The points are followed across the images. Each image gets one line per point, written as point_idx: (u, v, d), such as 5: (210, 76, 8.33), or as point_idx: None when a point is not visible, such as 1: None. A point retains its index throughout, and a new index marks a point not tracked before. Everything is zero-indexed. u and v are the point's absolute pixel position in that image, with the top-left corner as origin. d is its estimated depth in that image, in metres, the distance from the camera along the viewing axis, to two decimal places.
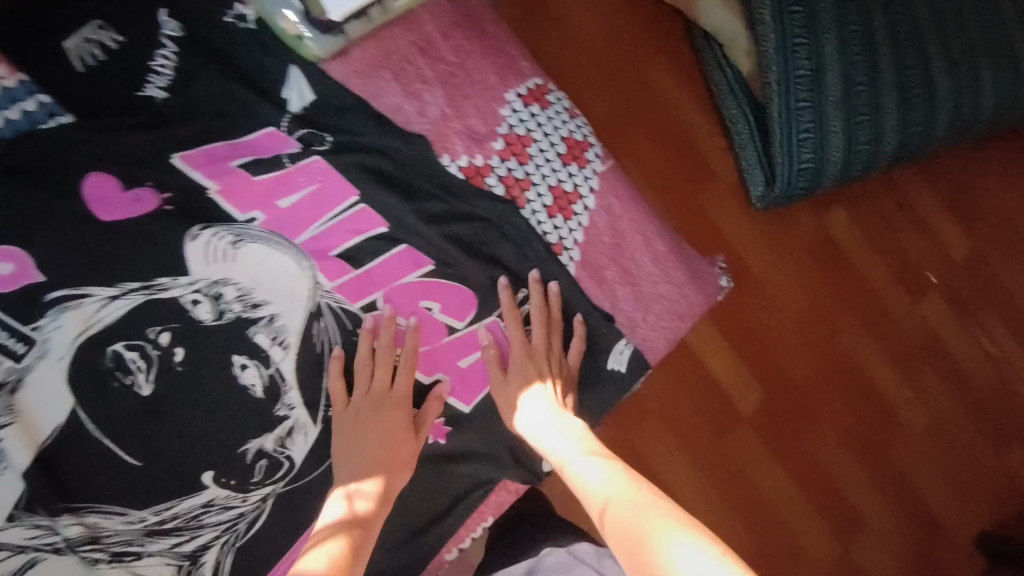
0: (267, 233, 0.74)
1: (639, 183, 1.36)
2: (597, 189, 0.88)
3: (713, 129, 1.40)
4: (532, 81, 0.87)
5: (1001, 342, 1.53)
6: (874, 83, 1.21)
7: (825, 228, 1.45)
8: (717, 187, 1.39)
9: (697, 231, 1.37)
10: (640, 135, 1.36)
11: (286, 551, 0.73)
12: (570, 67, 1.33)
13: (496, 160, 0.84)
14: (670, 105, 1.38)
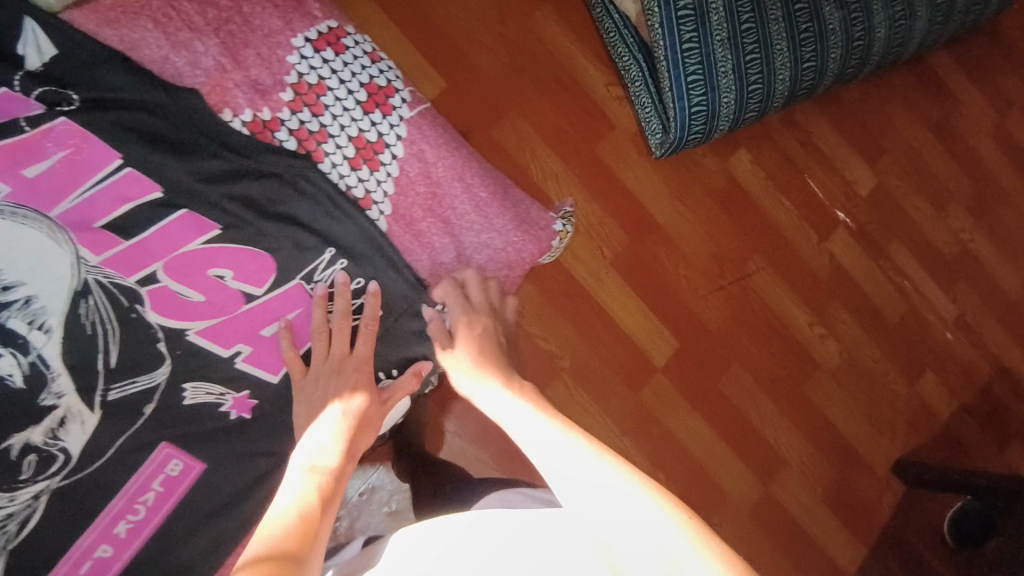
0: (11, 206, 0.66)
1: (520, 133, 1.29)
2: (406, 137, 0.82)
3: (594, 74, 1.34)
4: (324, 25, 0.80)
5: (910, 273, 1.52)
6: (760, 20, 1.21)
7: (730, 171, 1.41)
8: (603, 133, 1.33)
9: (586, 179, 1.32)
10: (517, 84, 1.29)
11: (70, 548, 0.68)
12: (435, 17, 1.26)
13: (285, 113, 0.77)
14: (551, 51, 1.31)
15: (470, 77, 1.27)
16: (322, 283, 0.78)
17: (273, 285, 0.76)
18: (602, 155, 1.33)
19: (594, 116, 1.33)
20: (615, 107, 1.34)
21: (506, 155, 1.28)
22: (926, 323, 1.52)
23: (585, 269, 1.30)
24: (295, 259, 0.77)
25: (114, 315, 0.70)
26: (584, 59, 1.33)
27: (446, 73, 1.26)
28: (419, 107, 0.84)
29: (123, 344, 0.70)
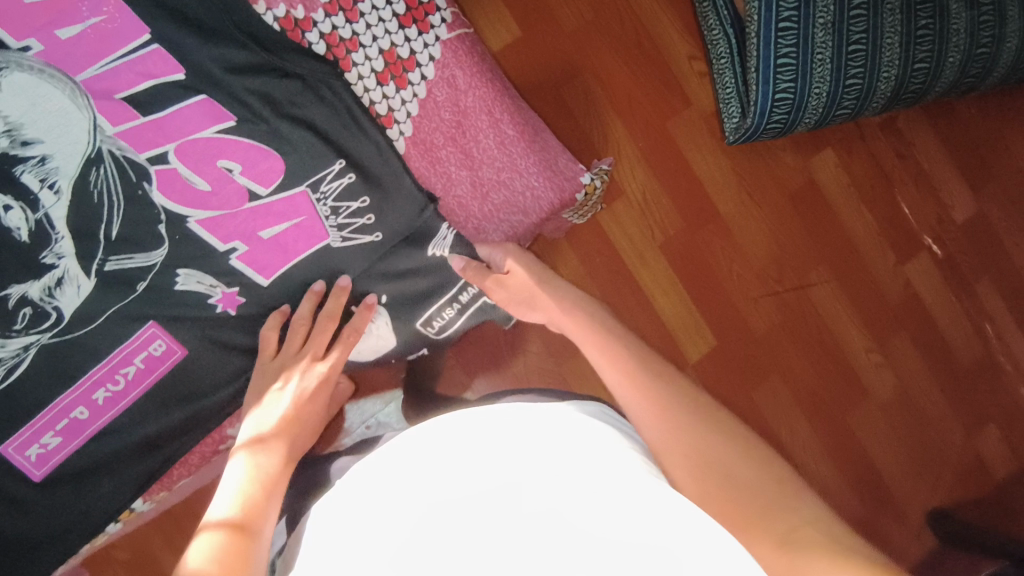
0: (39, 63, 0.68)
1: (582, 88, 1.23)
2: (438, 58, 0.80)
3: (672, 38, 1.25)
4: None
5: (996, 315, 1.36)
6: (874, 7, 1.07)
7: (810, 172, 1.30)
8: (675, 105, 1.25)
9: (645, 149, 1.24)
10: (586, 35, 1.22)
11: (49, 404, 0.70)
12: None
13: (320, 15, 0.75)
14: (628, 5, 1.23)
15: (547, 25, 1.21)
16: (326, 194, 0.77)
17: (277, 187, 0.75)
18: (671, 126, 1.25)
19: (666, 82, 1.25)
20: (695, 80, 1.26)
21: (567, 112, 1.22)
22: (1002, 374, 1.37)
23: (630, 245, 1.23)
24: (305, 166, 0.76)
25: (121, 188, 0.71)
26: (669, 22, 1.24)
27: (522, 16, 1.20)
28: (458, 31, 0.81)
29: (127, 218, 0.71)
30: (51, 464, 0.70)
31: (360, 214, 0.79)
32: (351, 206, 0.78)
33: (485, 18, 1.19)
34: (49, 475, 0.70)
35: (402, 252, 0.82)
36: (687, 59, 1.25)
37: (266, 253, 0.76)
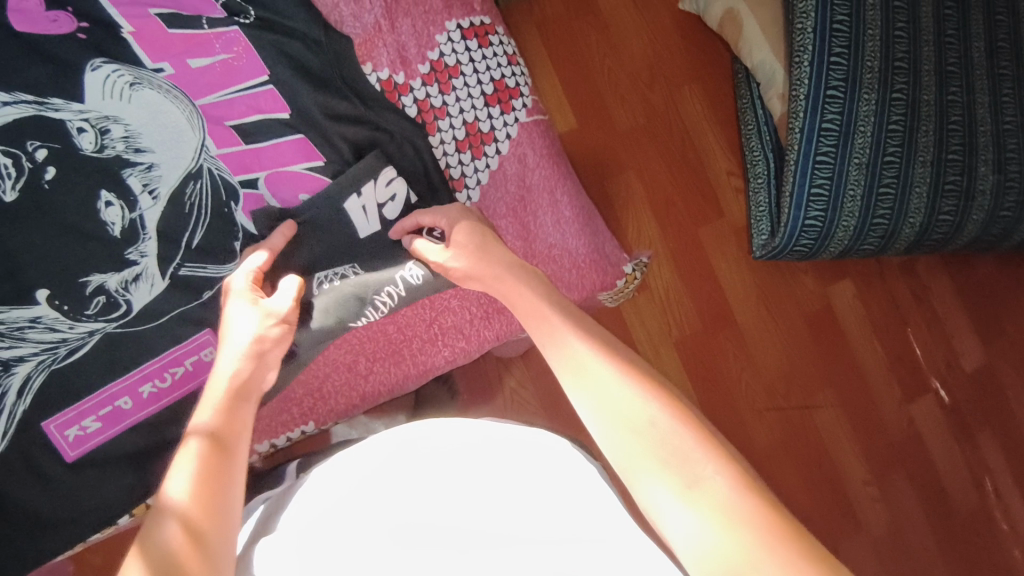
0: (168, 85, 0.76)
1: (624, 180, 1.32)
2: (514, 137, 0.88)
3: (718, 152, 1.34)
4: (478, 18, 0.87)
5: (996, 472, 1.33)
6: (907, 157, 1.14)
7: (827, 297, 1.35)
8: (708, 212, 1.33)
9: (677, 247, 1.32)
10: (637, 136, 1.33)
11: (96, 390, 0.73)
12: (583, 53, 1.33)
13: (417, 83, 0.84)
14: (681, 117, 1.34)
15: (602, 123, 1.32)
16: (372, 201, 0.79)
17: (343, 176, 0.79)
18: (702, 229, 1.33)
19: (704, 191, 1.34)
20: (730, 193, 1.34)
21: (607, 201, 1.32)
22: (997, 531, 1.32)
23: (645, 336, 1.28)
24: (373, 171, 0.79)
25: (212, 204, 0.77)
26: (715, 139, 1.34)
27: (580, 111, 1.32)
28: (536, 116, 0.89)
29: (208, 230, 0.77)
30: (86, 448, 0.73)
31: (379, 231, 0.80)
32: (385, 218, 0.80)
33: (551, 106, 1.31)
34: (81, 457, 0.73)
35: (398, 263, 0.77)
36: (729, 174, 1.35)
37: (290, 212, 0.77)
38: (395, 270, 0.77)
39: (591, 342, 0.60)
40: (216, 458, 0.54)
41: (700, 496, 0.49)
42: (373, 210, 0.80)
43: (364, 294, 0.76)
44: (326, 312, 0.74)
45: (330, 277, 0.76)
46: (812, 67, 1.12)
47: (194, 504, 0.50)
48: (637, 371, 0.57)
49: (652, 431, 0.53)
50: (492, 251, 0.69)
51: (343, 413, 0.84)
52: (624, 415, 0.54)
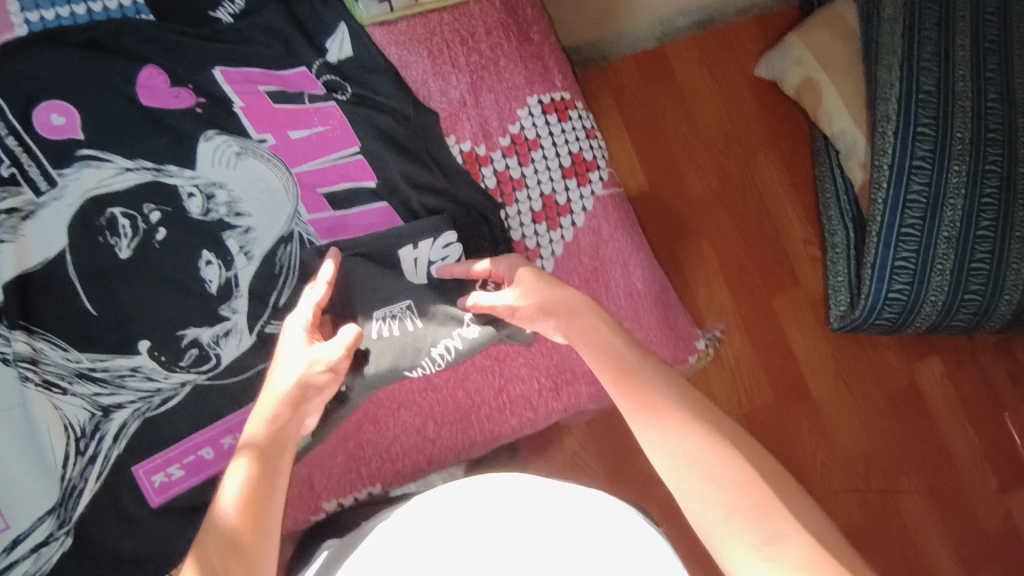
0: (269, 154, 0.82)
1: (695, 243, 1.30)
2: (590, 210, 0.88)
3: (793, 218, 1.32)
4: (559, 94, 0.90)
5: None
6: (1003, 231, 1.07)
7: (911, 373, 1.27)
8: (783, 280, 1.29)
9: (747, 314, 1.28)
10: (709, 200, 1.31)
11: (183, 439, 0.77)
12: (658, 116, 1.32)
13: (497, 155, 0.87)
14: (754, 182, 1.32)
15: (674, 187, 1.31)
16: (428, 255, 0.79)
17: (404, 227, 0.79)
18: (774, 298, 1.29)
19: (777, 258, 1.30)
20: (807, 262, 1.30)
21: (677, 266, 1.29)
22: None
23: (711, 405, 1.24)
24: (433, 229, 0.79)
25: (300, 266, 0.82)
26: (791, 207, 1.32)
27: (653, 173, 1.31)
28: (612, 189, 0.90)
29: (294, 290, 0.82)
30: (169, 494, 0.76)
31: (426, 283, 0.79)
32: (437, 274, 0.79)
33: (624, 168, 1.31)
34: (165, 504, 0.76)
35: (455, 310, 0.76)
36: (803, 242, 1.31)
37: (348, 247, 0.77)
38: (452, 322, 0.76)
39: (657, 386, 0.64)
40: (262, 477, 0.60)
41: (777, 553, 0.53)
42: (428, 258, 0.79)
43: (420, 344, 0.75)
44: (382, 361, 0.73)
45: (387, 318, 0.75)
46: (896, 138, 1.08)
47: (241, 524, 0.57)
48: (704, 420, 0.62)
49: (713, 473, 0.58)
50: (558, 290, 0.68)
51: (409, 477, 0.84)
52: (689, 455, 0.60)
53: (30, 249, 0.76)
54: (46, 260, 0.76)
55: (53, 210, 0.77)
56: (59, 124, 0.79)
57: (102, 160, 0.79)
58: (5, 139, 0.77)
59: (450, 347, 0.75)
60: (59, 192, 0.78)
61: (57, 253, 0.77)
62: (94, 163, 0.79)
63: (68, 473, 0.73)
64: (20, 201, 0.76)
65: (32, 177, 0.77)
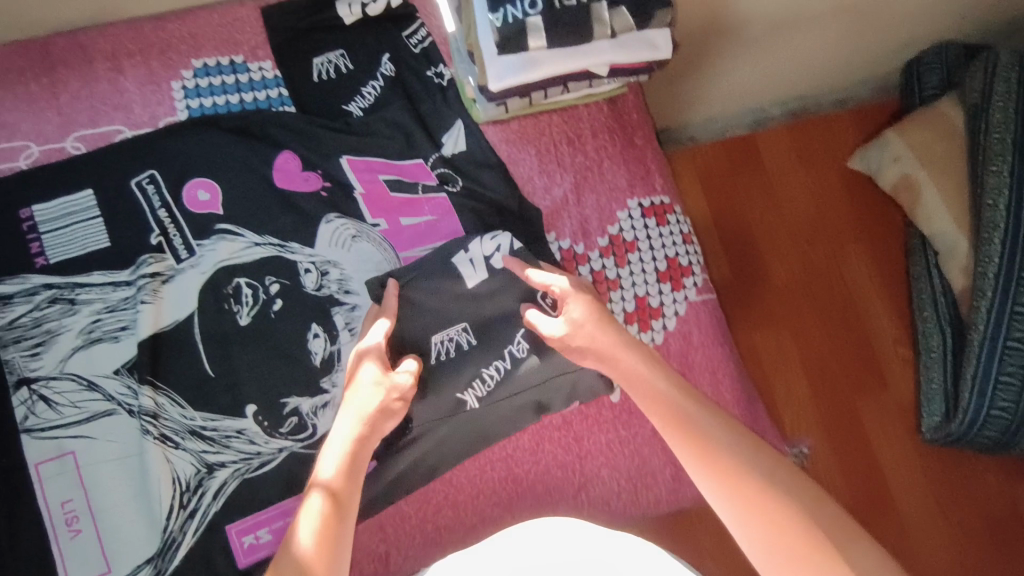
0: (381, 238, 0.88)
1: (780, 334, 1.31)
2: (682, 315, 0.89)
3: (883, 319, 1.32)
4: (658, 198, 0.93)
5: None
6: None
7: (1009, 490, 1.21)
8: (869, 375, 1.29)
9: (832, 410, 1.27)
10: (797, 293, 1.33)
11: (276, 503, 0.81)
12: (749, 208, 1.37)
13: (595, 254, 0.89)
14: (844, 279, 1.34)
15: (761, 277, 1.33)
16: (479, 253, 0.82)
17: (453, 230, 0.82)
18: (858, 394, 1.28)
19: (866, 356, 1.30)
20: (896, 360, 1.30)
21: (760, 355, 1.29)
22: None
23: None
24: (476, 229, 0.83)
25: None
26: (881, 303, 1.33)
27: (740, 262, 1.34)
28: (705, 295, 0.91)
29: None
30: (256, 557, 0.79)
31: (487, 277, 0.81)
32: (492, 267, 0.82)
33: (711, 254, 1.34)
34: (251, 566, 0.79)
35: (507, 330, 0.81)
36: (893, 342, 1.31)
37: (408, 274, 0.80)
38: (503, 346, 0.80)
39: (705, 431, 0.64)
40: (333, 506, 0.62)
41: None
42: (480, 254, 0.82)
43: (474, 366, 0.79)
44: (440, 382, 0.78)
45: (444, 340, 0.80)
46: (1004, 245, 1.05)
47: (315, 555, 0.58)
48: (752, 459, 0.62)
49: (765, 513, 0.59)
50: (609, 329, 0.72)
51: None
52: (744, 498, 0.60)
53: (165, 311, 0.84)
54: (177, 322, 0.84)
55: (188, 276, 0.85)
56: (204, 199, 0.88)
57: (236, 234, 0.87)
58: (158, 211, 0.87)
59: (500, 368, 0.80)
60: (196, 260, 0.86)
61: (187, 316, 0.84)
62: (229, 236, 0.87)
63: (169, 526, 0.78)
64: (163, 266, 0.85)
65: (175, 245, 0.86)
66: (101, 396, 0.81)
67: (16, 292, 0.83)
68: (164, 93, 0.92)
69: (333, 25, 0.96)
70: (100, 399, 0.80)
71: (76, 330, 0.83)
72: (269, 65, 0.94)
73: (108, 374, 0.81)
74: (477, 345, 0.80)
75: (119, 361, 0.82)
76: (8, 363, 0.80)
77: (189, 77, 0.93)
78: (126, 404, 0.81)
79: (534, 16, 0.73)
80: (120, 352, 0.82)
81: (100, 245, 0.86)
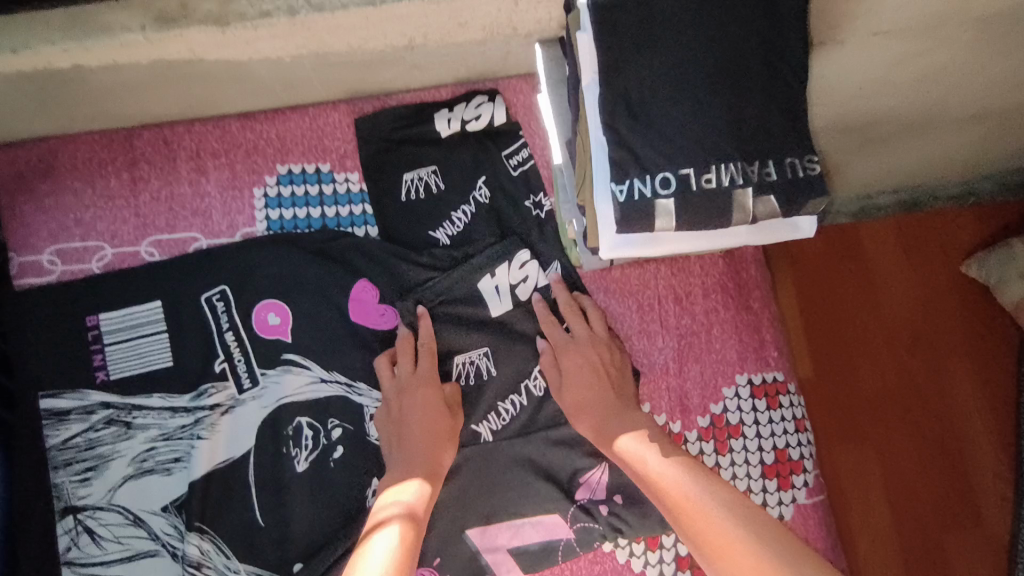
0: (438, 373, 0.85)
1: (862, 457, 1.03)
2: (787, 519, 0.78)
3: (989, 441, 1.03)
4: (772, 374, 0.82)
5: None
6: None
7: None
8: (961, 519, 1.01)
9: (914, 554, 1.00)
10: (884, 399, 1.05)
11: None
12: (833, 286, 1.08)
13: (693, 435, 0.80)
14: (944, 389, 1.05)
15: (843, 376, 1.05)
16: (505, 281, 0.83)
17: (479, 256, 0.83)
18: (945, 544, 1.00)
19: (961, 491, 1.02)
20: (997, 506, 1.01)
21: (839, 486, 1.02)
22: None
23: None
24: (506, 253, 0.83)
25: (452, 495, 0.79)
26: (984, 431, 1.04)
27: (822, 358, 1.06)
28: (816, 497, 0.79)
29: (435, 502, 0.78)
30: None
31: (512, 309, 0.83)
32: (516, 300, 0.83)
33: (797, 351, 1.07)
34: None
35: (529, 361, 0.81)
36: (992, 471, 1.03)
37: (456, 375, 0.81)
38: (521, 379, 0.81)
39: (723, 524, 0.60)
40: None
41: None
42: (504, 279, 0.83)
43: (489, 398, 0.80)
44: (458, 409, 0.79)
45: (464, 363, 0.81)
46: None
47: None
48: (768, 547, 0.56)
49: None
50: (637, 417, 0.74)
51: None
52: None
53: (220, 446, 0.78)
54: (230, 460, 0.78)
55: (247, 408, 0.80)
56: (274, 324, 0.82)
57: (303, 366, 0.81)
58: (225, 334, 0.82)
59: (516, 402, 0.81)
60: (258, 391, 0.80)
61: (242, 453, 0.78)
62: (295, 369, 0.81)
63: None
64: (224, 394, 0.80)
65: (239, 372, 0.81)
66: (145, 535, 0.76)
67: (72, 408, 0.79)
68: (245, 201, 0.87)
69: (428, 137, 0.88)
70: (144, 539, 0.76)
71: (128, 457, 0.78)
72: (355, 178, 0.88)
73: (154, 511, 0.76)
74: (496, 375, 0.81)
75: (167, 499, 0.77)
76: (57, 488, 0.76)
77: (272, 183, 0.87)
78: (171, 546, 0.76)
79: (665, 198, 0.64)
80: (169, 488, 0.77)
81: (162, 364, 0.80)
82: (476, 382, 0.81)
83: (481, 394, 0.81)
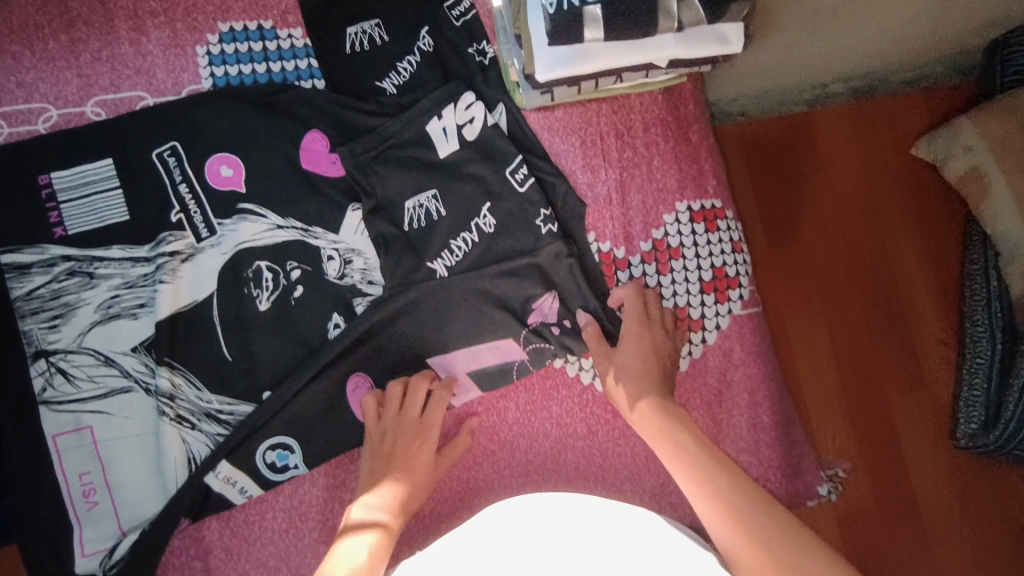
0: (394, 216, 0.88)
1: (810, 325, 1.05)
2: (723, 328, 0.84)
3: (933, 305, 1.05)
4: (710, 201, 0.87)
5: None
6: None
7: None
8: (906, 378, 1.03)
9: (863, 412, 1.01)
10: (830, 270, 1.07)
11: (293, 497, 0.79)
12: (780, 165, 1.09)
13: (636, 258, 0.85)
14: (888, 255, 1.07)
15: (790, 250, 1.07)
16: (452, 123, 0.85)
17: (425, 100, 0.85)
18: (887, 397, 1.02)
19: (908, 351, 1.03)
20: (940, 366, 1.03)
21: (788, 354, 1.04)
22: None
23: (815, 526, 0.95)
24: (452, 97, 0.85)
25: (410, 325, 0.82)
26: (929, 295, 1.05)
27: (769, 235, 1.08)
28: (752, 309, 0.85)
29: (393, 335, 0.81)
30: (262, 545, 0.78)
31: (459, 149, 0.85)
32: (464, 140, 0.85)
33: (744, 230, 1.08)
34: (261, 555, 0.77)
35: (478, 198, 0.84)
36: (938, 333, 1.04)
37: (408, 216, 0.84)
38: (471, 218, 0.84)
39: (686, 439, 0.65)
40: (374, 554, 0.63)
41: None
42: (451, 121, 0.85)
43: (440, 237, 0.83)
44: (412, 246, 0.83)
45: (415, 207, 0.84)
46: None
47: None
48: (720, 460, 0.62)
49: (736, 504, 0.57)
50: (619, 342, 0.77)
51: None
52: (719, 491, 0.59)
53: (183, 289, 0.81)
54: (194, 302, 0.81)
55: (207, 255, 0.82)
56: (226, 175, 0.84)
57: (259, 215, 0.84)
58: (179, 186, 0.83)
59: (468, 240, 0.83)
60: (216, 239, 0.83)
61: (205, 296, 0.82)
62: (251, 217, 0.83)
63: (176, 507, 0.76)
64: (183, 243, 0.82)
65: (196, 223, 0.83)
66: (117, 374, 0.79)
67: (34, 262, 0.81)
68: (189, 59, 0.87)
69: None
70: (116, 377, 0.79)
71: (94, 304, 0.80)
72: (298, 33, 0.89)
73: (124, 352, 0.80)
74: (445, 216, 0.84)
75: (136, 340, 0.80)
76: (26, 335, 0.79)
77: (215, 42, 0.88)
78: (142, 383, 0.79)
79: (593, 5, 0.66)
80: (137, 330, 0.80)
81: (119, 217, 0.82)
82: (427, 224, 0.84)
83: (434, 233, 0.83)
